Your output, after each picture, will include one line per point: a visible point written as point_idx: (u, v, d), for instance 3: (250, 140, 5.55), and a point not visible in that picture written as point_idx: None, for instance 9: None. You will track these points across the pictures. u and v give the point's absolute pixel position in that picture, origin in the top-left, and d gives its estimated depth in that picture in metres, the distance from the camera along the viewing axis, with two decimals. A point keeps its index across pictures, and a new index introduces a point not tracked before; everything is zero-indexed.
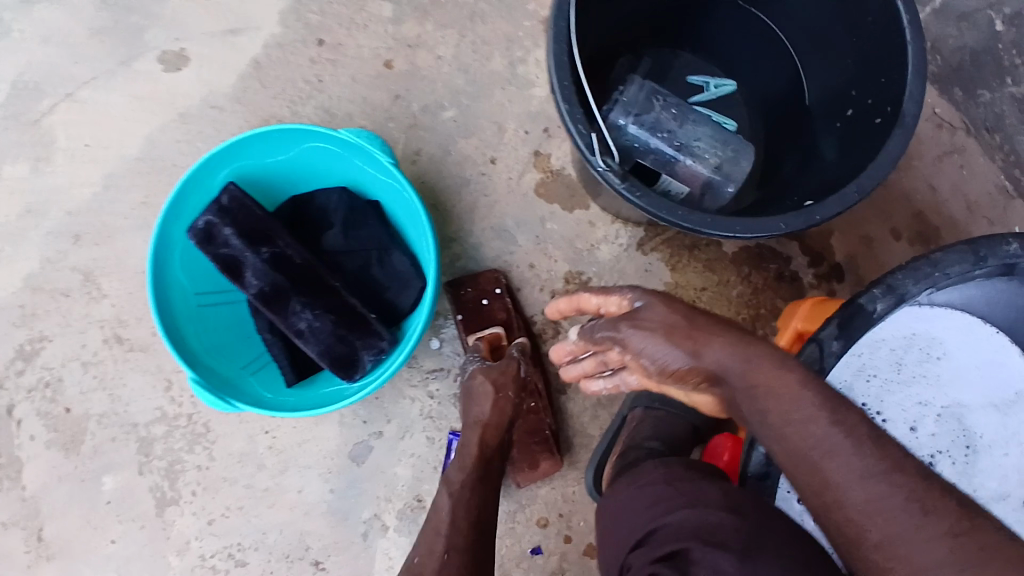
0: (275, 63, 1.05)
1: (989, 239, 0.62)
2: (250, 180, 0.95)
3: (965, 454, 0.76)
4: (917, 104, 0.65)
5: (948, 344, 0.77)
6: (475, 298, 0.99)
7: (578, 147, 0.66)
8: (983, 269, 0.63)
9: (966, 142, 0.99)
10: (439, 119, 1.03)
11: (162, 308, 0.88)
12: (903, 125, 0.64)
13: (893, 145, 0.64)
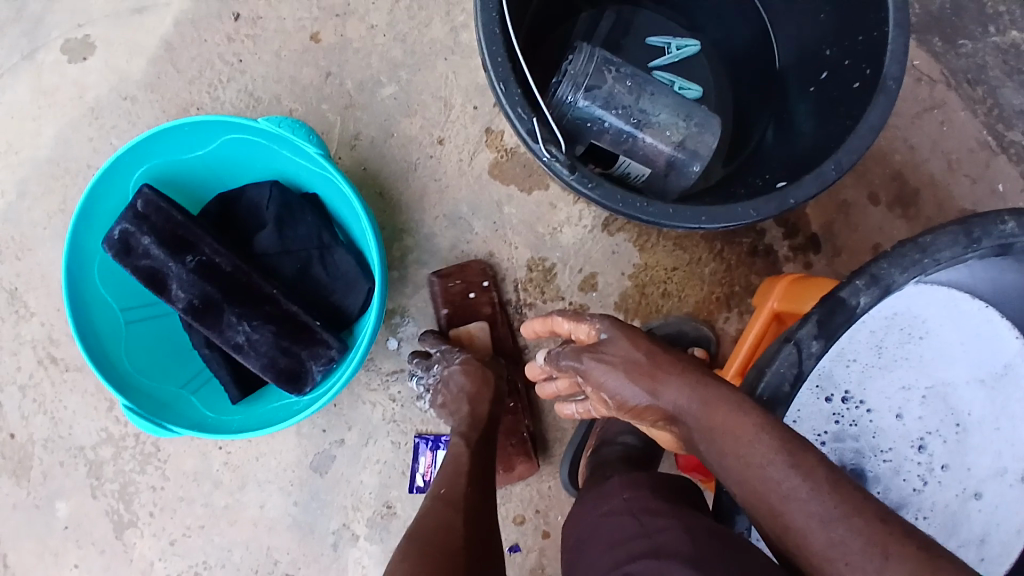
0: (189, 42, 0.95)
1: (983, 218, 0.58)
2: (169, 180, 0.87)
3: (955, 432, 0.72)
4: (899, 65, 0.58)
5: (930, 322, 0.72)
6: (465, 290, 0.92)
7: (519, 133, 0.58)
8: (976, 251, 0.59)
9: (946, 95, 0.93)
10: (378, 97, 0.94)
11: (85, 331, 0.80)
12: (885, 91, 0.58)
13: (875, 114, 0.57)
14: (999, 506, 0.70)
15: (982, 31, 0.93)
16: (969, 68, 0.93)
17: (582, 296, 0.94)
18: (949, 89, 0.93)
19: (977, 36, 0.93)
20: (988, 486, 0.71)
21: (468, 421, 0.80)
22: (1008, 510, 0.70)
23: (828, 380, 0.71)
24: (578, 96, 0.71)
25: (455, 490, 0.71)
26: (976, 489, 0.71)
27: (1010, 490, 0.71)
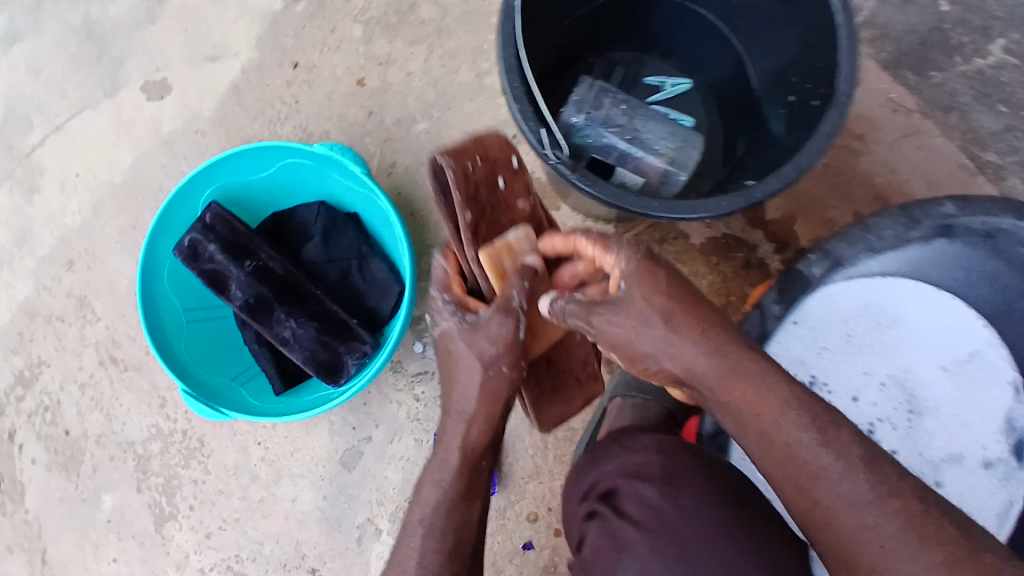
0: (252, 86, 1.11)
1: (924, 204, 0.67)
2: (232, 198, 1.00)
3: (910, 417, 0.85)
4: (849, 83, 0.68)
5: (896, 315, 0.85)
6: (488, 184, 0.73)
7: (530, 143, 0.70)
8: (918, 230, 0.69)
9: (922, 123, 1.02)
10: (412, 132, 1.08)
11: (153, 325, 0.92)
12: (836, 104, 0.68)
13: (829, 123, 0.68)
14: (954, 489, 0.82)
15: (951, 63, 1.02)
16: (941, 97, 1.01)
17: None
18: (923, 118, 1.02)
19: (946, 68, 1.02)
20: (945, 471, 0.83)
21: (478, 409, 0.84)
22: (960, 493, 0.82)
23: (803, 364, 0.84)
24: (578, 117, 0.85)
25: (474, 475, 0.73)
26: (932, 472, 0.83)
27: (965, 475, 0.83)
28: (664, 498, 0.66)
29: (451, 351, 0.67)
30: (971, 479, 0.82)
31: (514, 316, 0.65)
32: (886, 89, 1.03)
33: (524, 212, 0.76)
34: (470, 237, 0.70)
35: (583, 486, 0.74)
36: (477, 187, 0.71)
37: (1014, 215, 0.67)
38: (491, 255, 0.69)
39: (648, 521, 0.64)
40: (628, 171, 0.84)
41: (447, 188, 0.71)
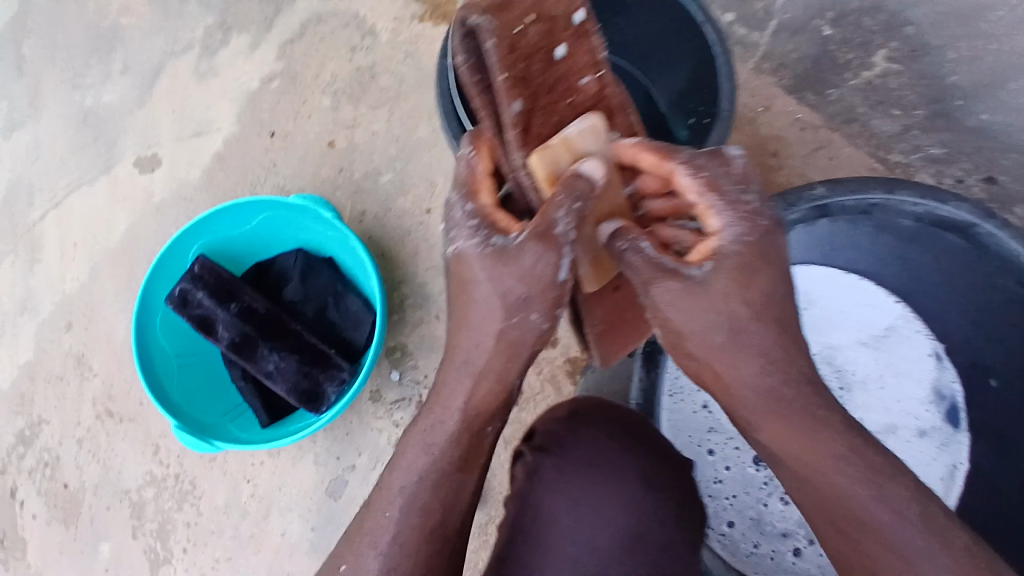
0: (235, 154, 1.24)
1: (797, 189, 0.76)
2: (218, 251, 1.10)
3: (842, 395, 0.95)
4: (731, 101, 0.82)
5: (813, 298, 0.95)
6: (540, 57, 0.67)
7: None
8: (795, 212, 0.77)
9: (830, 136, 1.15)
10: (379, 183, 1.20)
11: (147, 368, 1.02)
12: (721, 119, 0.82)
13: (716, 135, 0.81)
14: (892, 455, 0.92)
15: (844, 78, 1.09)
16: (841, 112, 1.12)
17: None
18: (831, 132, 1.14)
19: (840, 83, 1.10)
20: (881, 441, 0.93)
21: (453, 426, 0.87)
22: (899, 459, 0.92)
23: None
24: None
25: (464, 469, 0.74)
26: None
27: (901, 442, 0.93)
28: (569, 425, 0.80)
29: (466, 279, 0.64)
30: (907, 446, 0.93)
31: (564, 252, 0.62)
32: (795, 111, 1.15)
33: (582, 102, 0.71)
34: (517, 133, 0.65)
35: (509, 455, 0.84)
36: (529, 60, 0.66)
37: (883, 189, 0.73)
38: (547, 158, 0.65)
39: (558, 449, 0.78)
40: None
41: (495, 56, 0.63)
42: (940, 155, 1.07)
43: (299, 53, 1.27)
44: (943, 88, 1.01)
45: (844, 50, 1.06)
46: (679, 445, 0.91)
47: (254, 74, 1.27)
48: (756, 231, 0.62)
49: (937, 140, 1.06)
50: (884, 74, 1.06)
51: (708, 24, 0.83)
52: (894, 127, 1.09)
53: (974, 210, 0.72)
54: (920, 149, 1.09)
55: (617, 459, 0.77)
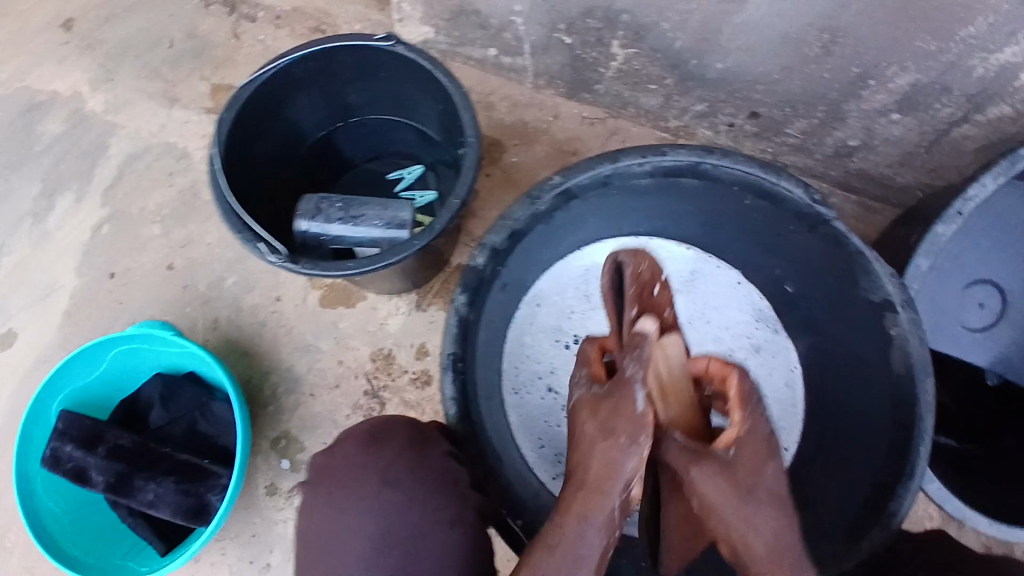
0: (85, 305, 1.27)
1: (538, 183, 0.83)
2: (81, 401, 1.12)
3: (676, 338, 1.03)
4: (474, 127, 0.92)
5: None
6: (647, 288, 0.71)
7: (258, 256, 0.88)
8: (543, 203, 0.83)
9: (617, 123, 1.31)
10: (224, 287, 1.25)
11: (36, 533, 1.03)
12: (469, 143, 0.92)
13: (469, 159, 0.92)
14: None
15: (600, 74, 1.22)
16: (617, 101, 1.28)
17: (421, 362, 1.20)
18: (616, 119, 1.31)
19: (601, 79, 1.24)
20: None
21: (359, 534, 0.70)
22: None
23: (560, 333, 1.01)
24: (310, 223, 1.01)
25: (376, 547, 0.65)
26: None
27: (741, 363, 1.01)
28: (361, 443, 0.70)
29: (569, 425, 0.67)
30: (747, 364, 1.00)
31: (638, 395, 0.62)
32: (579, 110, 1.33)
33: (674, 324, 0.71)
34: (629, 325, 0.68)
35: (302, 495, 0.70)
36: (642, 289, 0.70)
37: (609, 161, 0.83)
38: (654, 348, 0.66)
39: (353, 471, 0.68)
40: (364, 245, 1.01)
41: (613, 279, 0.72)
42: (705, 109, 1.22)
43: (120, 194, 1.32)
44: (677, 56, 1.11)
45: (587, 50, 1.17)
46: (539, 431, 0.96)
47: (84, 226, 1.31)
48: (773, 454, 0.60)
49: (696, 98, 1.19)
50: (628, 59, 1.16)
51: (437, 69, 0.93)
52: (658, 100, 1.23)
53: (691, 150, 0.82)
54: (688, 109, 1.23)
55: (429, 456, 0.68)
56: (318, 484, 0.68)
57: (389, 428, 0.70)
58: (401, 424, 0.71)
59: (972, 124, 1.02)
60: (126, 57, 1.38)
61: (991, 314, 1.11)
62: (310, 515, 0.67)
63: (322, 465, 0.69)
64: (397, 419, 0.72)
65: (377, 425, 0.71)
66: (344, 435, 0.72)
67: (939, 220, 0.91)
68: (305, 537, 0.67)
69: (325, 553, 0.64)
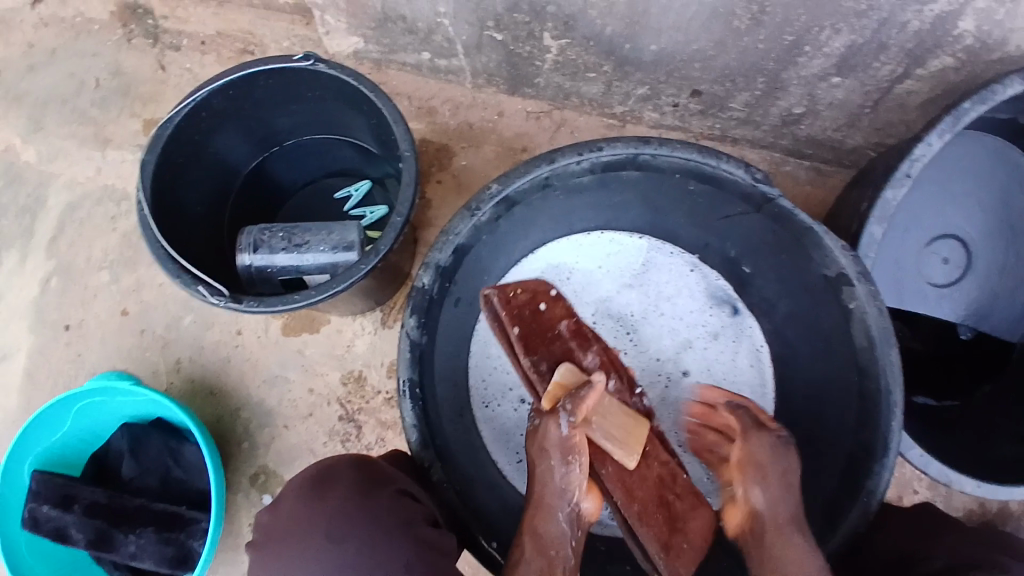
0: (41, 364, 1.24)
1: (476, 193, 0.81)
2: (51, 461, 1.09)
3: (630, 338, 1.01)
4: (408, 139, 0.90)
5: (568, 266, 1.01)
6: (531, 307, 0.83)
7: (201, 299, 0.86)
8: (483, 213, 0.82)
9: (563, 115, 1.30)
10: (182, 327, 1.22)
11: None
12: (406, 155, 0.90)
13: (408, 170, 0.90)
14: (699, 367, 1.00)
15: (537, 67, 1.20)
16: (558, 92, 1.26)
17: (393, 380, 1.17)
18: (561, 111, 1.30)
19: (540, 72, 1.21)
20: (687, 361, 1.00)
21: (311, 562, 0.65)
22: (706, 367, 0.99)
23: None
24: (252, 256, 0.99)
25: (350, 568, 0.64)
26: (675, 367, 1.00)
27: (702, 352, 1.00)
28: (315, 476, 0.71)
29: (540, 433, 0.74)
30: (707, 353, 1.00)
31: (562, 420, 0.72)
32: (522, 105, 1.30)
33: (570, 335, 0.83)
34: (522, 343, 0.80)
35: (259, 536, 0.69)
36: (522, 309, 0.82)
37: (545, 163, 0.81)
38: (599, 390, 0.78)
39: (307, 507, 0.68)
40: (312, 272, 0.98)
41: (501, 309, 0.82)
42: (647, 92, 1.20)
43: (64, 243, 1.28)
44: (609, 43, 1.09)
45: (520, 45, 1.15)
46: (511, 447, 0.94)
47: (31, 282, 1.27)
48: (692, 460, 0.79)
49: (636, 82, 1.18)
50: (562, 50, 1.14)
51: (363, 83, 0.91)
52: (600, 88, 1.22)
53: (628, 142, 0.80)
54: (630, 94, 1.22)
55: (375, 497, 0.67)
56: (269, 532, 0.67)
57: (333, 475, 0.70)
58: (346, 465, 0.72)
59: (914, 79, 1.00)
60: (51, 105, 1.33)
61: (957, 268, 1.11)
62: (265, 562, 0.66)
63: (269, 524, 0.68)
64: (341, 460, 0.73)
65: (322, 472, 0.71)
66: (286, 491, 0.71)
67: (889, 185, 0.90)
68: None
69: None
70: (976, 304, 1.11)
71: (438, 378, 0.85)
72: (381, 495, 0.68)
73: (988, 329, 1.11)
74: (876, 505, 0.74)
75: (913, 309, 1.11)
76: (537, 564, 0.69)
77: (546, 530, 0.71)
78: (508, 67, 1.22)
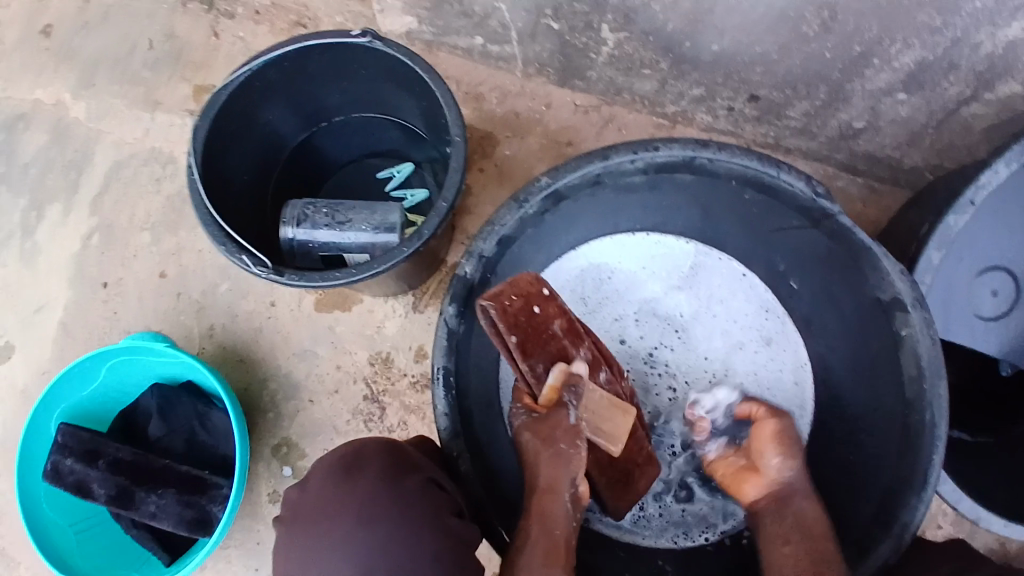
0: (79, 318, 1.26)
1: (525, 185, 0.80)
2: (78, 414, 1.11)
3: (678, 336, 0.99)
4: (460, 125, 0.88)
5: (612, 264, 0.99)
6: (526, 312, 0.78)
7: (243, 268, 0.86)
8: (532, 205, 0.80)
9: (612, 111, 1.27)
10: (217, 294, 1.23)
11: (45, 546, 1.03)
12: (455, 142, 0.88)
13: (457, 157, 0.88)
14: (747, 373, 0.97)
15: (591, 60, 1.17)
16: (609, 87, 1.23)
17: (420, 364, 1.17)
18: (611, 106, 1.27)
19: (592, 65, 1.19)
20: (735, 365, 0.98)
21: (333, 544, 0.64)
22: (753, 372, 0.97)
23: None
24: (295, 231, 0.99)
25: (373, 553, 0.63)
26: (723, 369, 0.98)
27: (751, 356, 0.97)
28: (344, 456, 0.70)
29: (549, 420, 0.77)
30: (757, 358, 0.97)
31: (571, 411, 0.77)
32: (571, 98, 1.28)
33: (564, 334, 0.81)
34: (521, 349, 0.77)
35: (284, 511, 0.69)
36: (519, 317, 0.77)
37: (598, 159, 0.79)
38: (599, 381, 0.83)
39: (335, 487, 0.67)
40: (353, 251, 0.98)
41: (493, 322, 0.76)
42: (702, 93, 1.17)
43: (110, 202, 1.29)
44: (668, 40, 1.06)
45: (576, 37, 1.13)
46: None
47: (75, 237, 1.29)
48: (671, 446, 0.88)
49: (692, 82, 1.15)
50: (619, 44, 1.11)
51: (417, 64, 0.89)
52: (653, 85, 1.19)
53: (685, 144, 0.78)
54: (684, 94, 1.18)
55: (403, 483, 0.67)
56: (297, 508, 0.68)
57: (361, 459, 0.69)
58: (377, 446, 0.71)
59: (982, 103, 0.96)
60: (104, 64, 1.34)
61: (1004, 302, 1.05)
62: (289, 538, 0.66)
63: (295, 502, 0.68)
64: (370, 443, 0.71)
65: (350, 453, 0.70)
66: (317, 466, 0.71)
67: (950, 210, 0.86)
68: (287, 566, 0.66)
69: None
70: (1022, 343, 1.05)
71: (471, 368, 0.84)
72: (411, 479, 0.68)
73: None
74: (910, 538, 0.71)
75: (957, 339, 1.06)
76: (544, 543, 0.71)
77: (552, 511, 0.74)
78: (560, 58, 1.20)
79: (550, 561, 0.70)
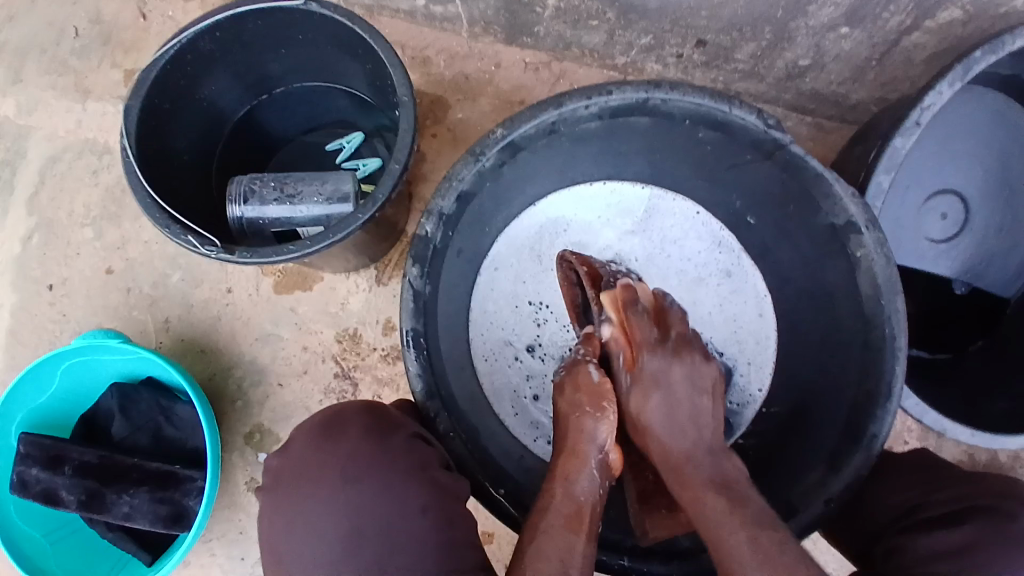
0: (25, 322, 1.20)
1: (479, 138, 0.78)
2: (40, 420, 1.07)
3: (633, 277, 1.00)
4: (406, 85, 0.85)
5: (568, 218, 0.99)
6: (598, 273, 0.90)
7: (189, 248, 0.83)
8: (487, 158, 0.78)
9: (562, 68, 1.26)
10: (170, 285, 1.19)
11: (20, 557, 1.00)
12: (404, 102, 0.85)
13: (406, 116, 0.86)
14: (711, 304, 1.00)
15: (537, 15, 1.15)
16: (557, 43, 1.22)
17: (389, 338, 1.15)
18: (561, 62, 1.25)
19: (539, 21, 1.17)
20: (692, 302, 1.00)
21: (314, 516, 0.64)
22: (716, 303, 1.00)
23: (518, 297, 0.98)
24: (243, 208, 0.96)
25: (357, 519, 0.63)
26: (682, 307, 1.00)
27: (713, 290, 1.00)
28: (321, 425, 0.69)
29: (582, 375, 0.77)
30: (718, 292, 1.00)
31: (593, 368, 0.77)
32: (520, 56, 1.26)
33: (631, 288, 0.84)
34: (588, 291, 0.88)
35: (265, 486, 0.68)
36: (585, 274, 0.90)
37: (552, 107, 0.77)
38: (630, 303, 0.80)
39: (314, 457, 0.66)
40: (306, 224, 0.95)
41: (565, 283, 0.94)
42: (650, 42, 1.16)
43: (44, 199, 1.22)
44: None
45: None
46: (503, 399, 0.94)
47: (10, 239, 1.22)
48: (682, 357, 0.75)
49: (640, 31, 1.14)
50: None
51: (359, 24, 0.86)
52: (602, 37, 1.18)
53: (637, 87, 0.77)
54: (633, 44, 1.18)
55: (390, 443, 0.67)
56: (277, 483, 0.67)
57: (340, 427, 0.68)
58: (355, 411, 0.70)
59: (922, 32, 0.98)
60: (27, 53, 1.26)
61: (953, 225, 1.09)
62: (273, 513, 0.66)
63: (276, 475, 0.67)
64: (349, 407, 0.71)
65: (330, 418, 0.70)
66: (296, 433, 0.70)
67: (896, 134, 0.88)
68: (274, 539, 0.65)
69: (293, 548, 0.64)
70: (971, 261, 1.11)
71: (440, 332, 0.83)
72: (390, 439, 0.67)
73: (983, 286, 1.11)
74: (878, 449, 0.74)
75: (913, 266, 1.10)
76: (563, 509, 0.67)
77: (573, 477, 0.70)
78: (506, 15, 1.17)
79: (570, 526, 0.66)
